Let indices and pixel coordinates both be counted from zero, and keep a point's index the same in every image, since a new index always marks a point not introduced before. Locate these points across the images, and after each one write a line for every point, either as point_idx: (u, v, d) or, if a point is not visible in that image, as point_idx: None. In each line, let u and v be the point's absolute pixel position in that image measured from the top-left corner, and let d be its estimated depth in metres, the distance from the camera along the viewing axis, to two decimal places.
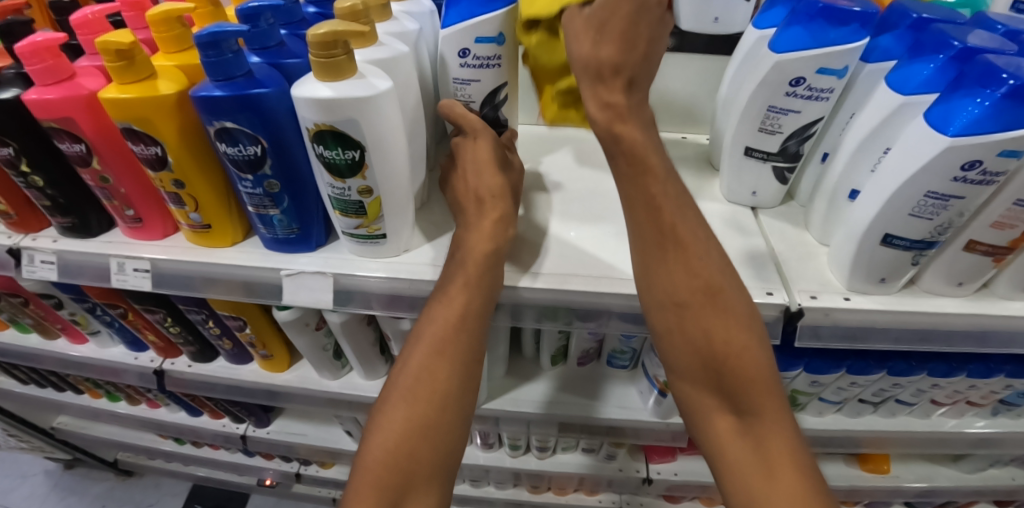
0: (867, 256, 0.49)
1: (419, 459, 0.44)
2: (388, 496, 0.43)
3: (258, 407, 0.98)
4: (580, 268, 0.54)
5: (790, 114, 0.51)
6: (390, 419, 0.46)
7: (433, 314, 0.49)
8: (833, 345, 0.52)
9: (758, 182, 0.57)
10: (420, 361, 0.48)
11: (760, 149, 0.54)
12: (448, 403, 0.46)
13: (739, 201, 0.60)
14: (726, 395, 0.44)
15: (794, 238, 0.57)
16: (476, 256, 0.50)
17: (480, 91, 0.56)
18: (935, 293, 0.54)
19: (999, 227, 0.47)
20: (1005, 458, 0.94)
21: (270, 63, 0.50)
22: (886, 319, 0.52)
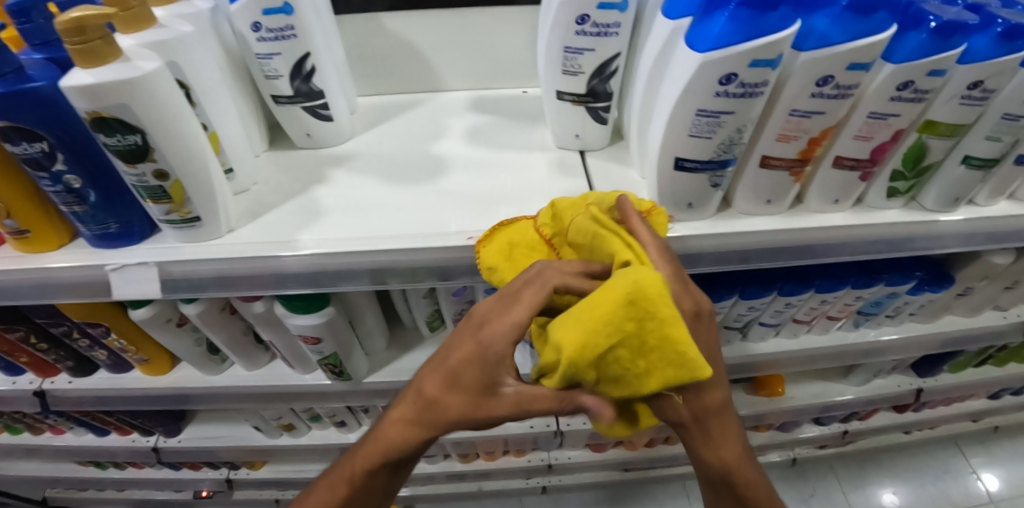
0: (670, 182, 0.50)
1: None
2: None
3: (166, 416, 0.96)
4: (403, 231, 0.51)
5: (587, 53, 0.51)
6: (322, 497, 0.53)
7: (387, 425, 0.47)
8: None
9: (580, 124, 0.57)
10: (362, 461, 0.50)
11: (569, 92, 0.55)
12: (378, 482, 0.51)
13: (568, 146, 0.60)
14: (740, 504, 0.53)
15: (622, 178, 0.57)
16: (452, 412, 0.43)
17: (286, 64, 0.55)
18: (751, 213, 0.56)
19: (784, 140, 0.49)
20: (887, 367, 1.01)
21: (50, 57, 0.48)
22: (703, 243, 0.53)
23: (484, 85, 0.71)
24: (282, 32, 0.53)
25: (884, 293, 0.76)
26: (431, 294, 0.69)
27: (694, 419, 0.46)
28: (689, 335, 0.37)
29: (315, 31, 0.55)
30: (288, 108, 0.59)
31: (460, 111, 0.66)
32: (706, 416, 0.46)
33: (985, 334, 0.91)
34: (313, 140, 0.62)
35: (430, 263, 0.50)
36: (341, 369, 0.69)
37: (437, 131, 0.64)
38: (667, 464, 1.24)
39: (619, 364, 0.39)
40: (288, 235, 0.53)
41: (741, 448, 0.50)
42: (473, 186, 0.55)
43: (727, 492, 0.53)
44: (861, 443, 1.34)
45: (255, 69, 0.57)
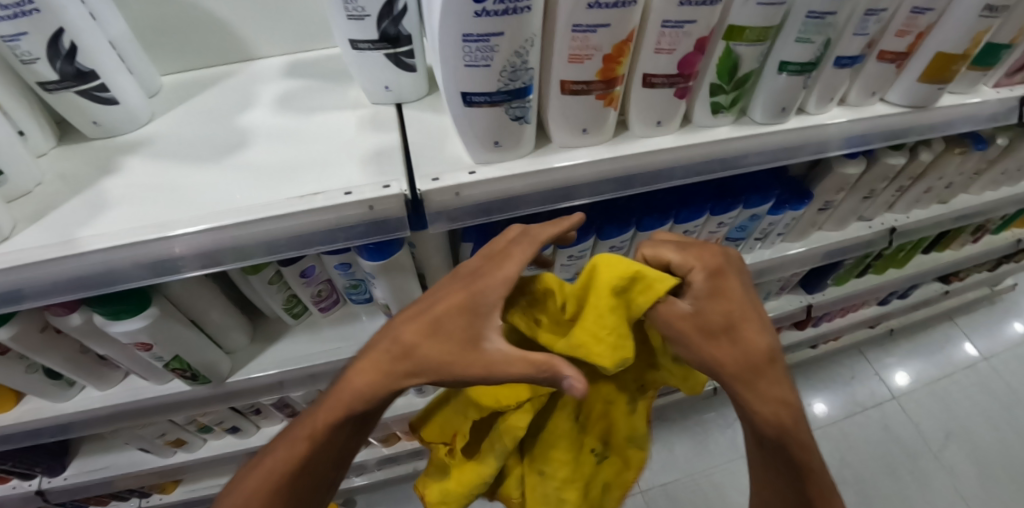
0: (465, 121, 0.45)
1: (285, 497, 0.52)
2: None
3: (43, 454, 0.88)
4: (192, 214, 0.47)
5: None
6: (257, 478, 0.52)
7: (342, 385, 0.51)
8: (469, 225, 0.49)
9: (383, 75, 0.54)
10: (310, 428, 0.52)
11: (363, 39, 0.51)
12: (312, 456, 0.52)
13: (380, 100, 0.57)
14: (781, 455, 0.52)
15: (435, 127, 0.54)
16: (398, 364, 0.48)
17: (39, 45, 0.47)
18: (571, 147, 0.50)
19: (576, 61, 0.44)
20: (776, 289, 1.01)
21: None
22: (520, 185, 0.49)
23: (303, 48, 0.67)
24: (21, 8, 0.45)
25: (745, 217, 0.73)
26: (279, 279, 0.66)
27: (730, 340, 0.48)
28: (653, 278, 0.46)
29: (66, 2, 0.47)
30: (59, 96, 0.52)
31: (271, 78, 0.63)
32: (739, 340, 0.48)
33: (856, 245, 0.92)
34: (102, 129, 0.56)
35: (225, 242, 0.47)
36: (193, 371, 0.66)
37: (248, 102, 0.60)
38: None
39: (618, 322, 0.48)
40: (66, 234, 0.47)
41: (790, 395, 0.50)
42: (274, 155, 0.53)
43: (782, 451, 0.51)
44: None
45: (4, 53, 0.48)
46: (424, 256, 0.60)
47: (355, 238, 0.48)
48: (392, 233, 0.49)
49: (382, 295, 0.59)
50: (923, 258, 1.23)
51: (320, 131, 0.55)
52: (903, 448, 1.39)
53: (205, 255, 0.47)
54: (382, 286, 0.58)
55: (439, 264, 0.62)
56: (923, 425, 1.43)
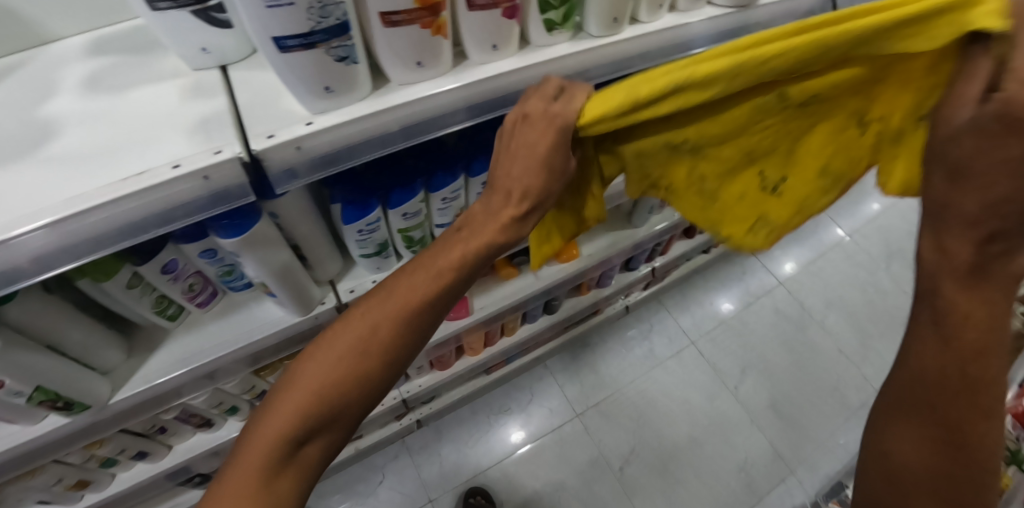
0: (287, 68, 0.43)
1: (348, 389, 0.51)
2: (312, 422, 0.50)
3: None
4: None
5: None
6: (315, 374, 0.51)
7: (415, 270, 0.54)
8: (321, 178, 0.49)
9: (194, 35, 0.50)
10: (374, 318, 0.52)
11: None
12: (382, 351, 0.52)
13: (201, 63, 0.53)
14: (996, 232, 0.45)
15: (266, 85, 0.50)
16: (465, 255, 0.54)
17: None
18: (411, 82, 0.50)
19: None
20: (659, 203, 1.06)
21: None
22: (364, 128, 0.48)
23: (105, 21, 0.59)
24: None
25: None
26: (139, 282, 0.60)
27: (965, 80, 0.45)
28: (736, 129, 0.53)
29: None
30: None
31: (70, 60, 0.55)
32: (961, 73, 0.45)
33: None
34: None
35: (47, 249, 0.41)
36: (66, 401, 0.60)
37: (48, 91, 0.53)
38: (522, 353, 1.30)
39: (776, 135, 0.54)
40: None
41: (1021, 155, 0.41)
42: (88, 141, 0.47)
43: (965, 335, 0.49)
44: (679, 272, 1.51)
45: None
46: (291, 221, 0.58)
47: (202, 212, 0.46)
48: (240, 198, 0.47)
49: (255, 272, 0.57)
50: None
51: (136, 108, 0.50)
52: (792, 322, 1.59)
53: (34, 263, 0.42)
54: (252, 264, 0.56)
55: (308, 228, 0.60)
56: (805, 299, 1.64)
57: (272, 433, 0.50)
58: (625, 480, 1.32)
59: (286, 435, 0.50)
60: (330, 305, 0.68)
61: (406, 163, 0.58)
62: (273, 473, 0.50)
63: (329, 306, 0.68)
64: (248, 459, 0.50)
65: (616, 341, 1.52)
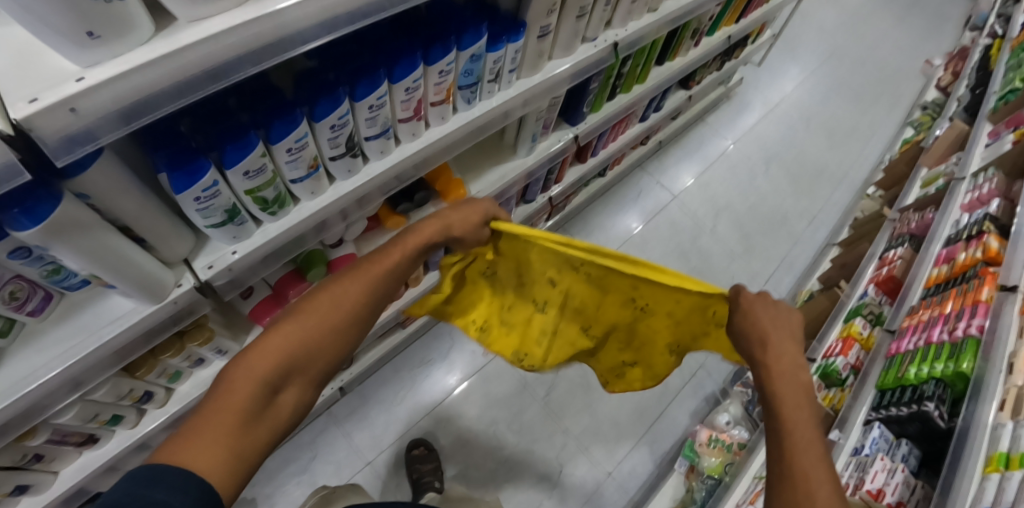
0: (27, 11, 0.34)
1: (320, 348, 0.55)
2: (286, 370, 0.52)
3: None
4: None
5: None
6: (292, 328, 0.54)
7: (383, 253, 0.62)
8: (119, 140, 0.43)
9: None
10: (346, 289, 0.58)
11: None
12: (357, 316, 0.58)
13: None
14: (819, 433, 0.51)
15: (23, 41, 0.43)
16: (425, 236, 0.65)
17: None
18: (204, 17, 0.43)
19: None
20: (540, 129, 1.07)
21: None
22: (156, 75, 0.42)
23: None
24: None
25: (466, 59, 0.70)
26: None
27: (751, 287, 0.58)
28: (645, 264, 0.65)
29: None
30: None
31: None
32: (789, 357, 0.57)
33: (587, 67, 0.99)
34: None
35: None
36: None
37: None
38: None
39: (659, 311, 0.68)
40: None
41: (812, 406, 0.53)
42: None
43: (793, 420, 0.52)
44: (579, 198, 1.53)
45: None
46: (108, 199, 0.51)
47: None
48: (14, 179, 0.39)
49: (78, 265, 0.50)
50: (660, 69, 1.35)
51: None
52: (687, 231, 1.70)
53: None
54: (74, 259, 0.50)
55: (134, 205, 0.54)
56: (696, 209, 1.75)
57: (250, 384, 0.49)
58: (552, 403, 1.39)
59: (264, 385, 0.50)
60: (190, 287, 0.64)
61: (236, 117, 0.54)
62: (252, 424, 0.48)
63: (188, 287, 0.64)
64: (221, 405, 0.47)
65: None
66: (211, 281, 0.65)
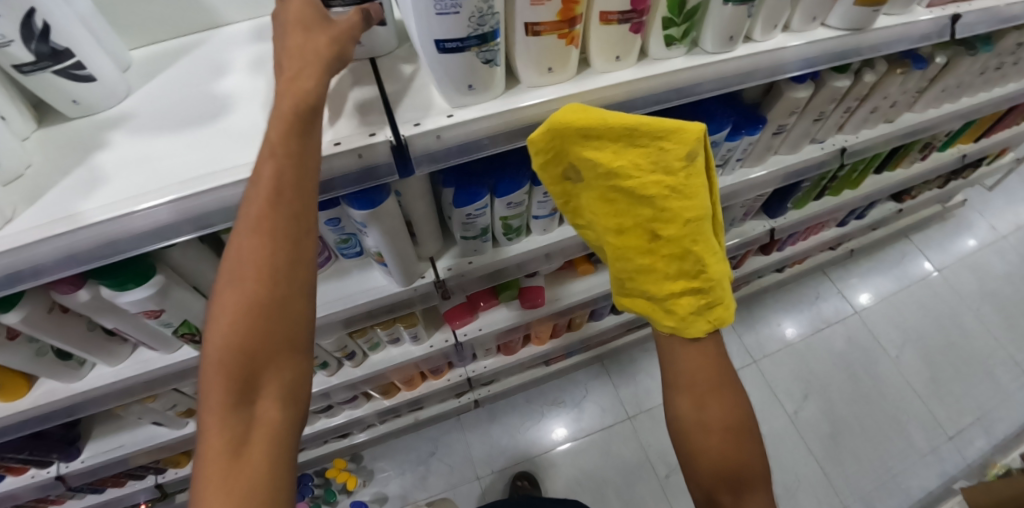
0: (441, 66, 0.49)
1: (257, 345, 0.43)
2: (236, 382, 0.42)
3: (55, 443, 0.90)
4: (174, 181, 0.50)
5: None
6: (220, 334, 0.42)
7: (239, 253, 0.42)
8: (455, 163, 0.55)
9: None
10: (232, 296, 0.42)
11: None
12: (276, 301, 0.43)
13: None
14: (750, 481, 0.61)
15: (411, 74, 0.57)
16: (268, 212, 0.42)
17: (12, 26, 0.46)
18: (539, 85, 0.57)
19: (538, 3, 0.49)
20: (740, 215, 1.09)
21: None
22: (496, 123, 0.54)
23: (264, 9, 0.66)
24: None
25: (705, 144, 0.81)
26: None
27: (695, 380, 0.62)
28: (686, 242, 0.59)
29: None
30: (37, 77, 0.52)
31: (241, 43, 0.62)
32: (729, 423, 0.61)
33: (809, 167, 1.00)
34: (83, 107, 0.57)
35: (196, 211, 0.49)
36: (203, 336, 0.69)
37: (219, 68, 0.60)
38: (582, 347, 1.35)
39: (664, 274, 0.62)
40: (68, 208, 0.49)
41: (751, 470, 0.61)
42: (258, 116, 0.54)
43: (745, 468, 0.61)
44: (749, 288, 1.48)
45: None
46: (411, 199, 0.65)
47: (341, 188, 0.52)
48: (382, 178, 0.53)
49: (375, 243, 0.64)
50: (877, 178, 1.28)
51: None
52: (862, 353, 1.53)
53: (195, 218, 0.50)
54: (374, 236, 0.63)
55: (422, 207, 0.68)
56: (879, 332, 1.57)
57: (216, 432, 0.41)
58: (669, 488, 1.33)
59: (229, 414, 0.41)
60: (429, 280, 0.76)
61: (516, 158, 0.66)
62: (234, 426, 0.42)
63: (428, 281, 0.76)
64: (209, 447, 0.41)
65: None
66: (446, 280, 0.77)
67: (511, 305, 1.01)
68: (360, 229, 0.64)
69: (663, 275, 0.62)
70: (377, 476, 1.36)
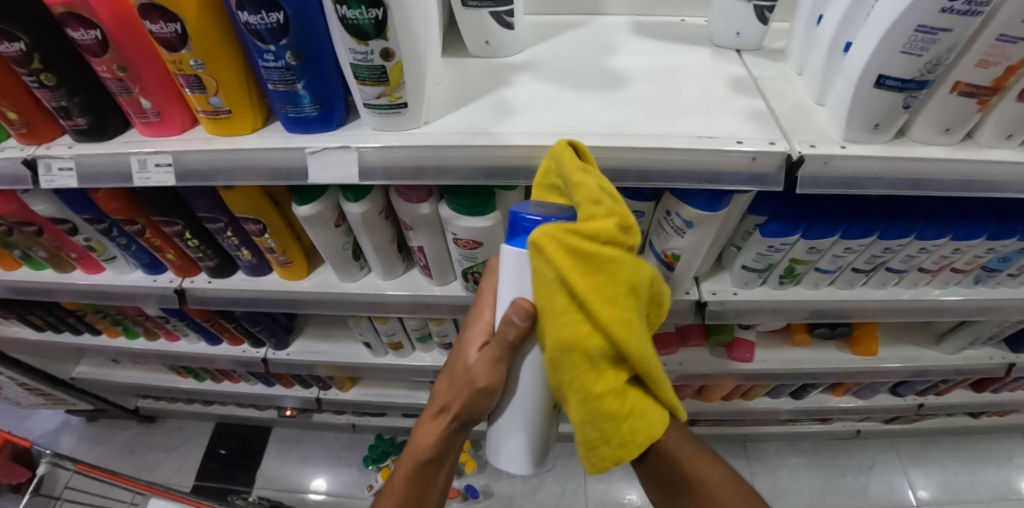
0: (864, 100, 0.53)
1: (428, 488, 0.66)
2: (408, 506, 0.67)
3: (278, 327, 1.01)
4: (576, 131, 0.54)
5: (943, 33, 0.46)
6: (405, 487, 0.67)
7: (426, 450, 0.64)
8: (831, 193, 0.56)
9: (743, 22, 0.64)
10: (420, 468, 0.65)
11: (894, 76, 0.51)
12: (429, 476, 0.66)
13: (726, 44, 0.67)
14: None
15: (794, 99, 0.61)
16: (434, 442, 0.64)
17: None
18: (926, 143, 0.58)
19: (983, 66, 0.52)
20: (986, 336, 0.98)
21: None
22: (881, 165, 0.56)
23: (642, 11, 0.71)
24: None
25: (1014, 248, 0.74)
26: None
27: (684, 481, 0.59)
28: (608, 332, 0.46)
29: None
30: (474, 13, 0.61)
31: (624, 32, 0.69)
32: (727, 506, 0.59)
33: None
34: (490, 49, 0.64)
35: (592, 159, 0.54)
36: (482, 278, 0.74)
37: (605, 47, 0.66)
38: (735, 419, 1.27)
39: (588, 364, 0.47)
40: (485, 128, 0.55)
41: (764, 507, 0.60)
42: (648, 98, 0.59)
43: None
44: (929, 419, 1.33)
45: None
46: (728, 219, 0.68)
47: (714, 183, 0.54)
48: (763, 187, 0.54)
49: (685, 244, 0.66)
50: None
51: (690, 84, 0.61)
52: None
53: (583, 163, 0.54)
54: (690, 238, 0.66)
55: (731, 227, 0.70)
56: None
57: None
58: None
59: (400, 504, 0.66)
60: (693, 298, 0.77)
61: (842, 208, 0.68)
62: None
63: (692, 298, 0.77)
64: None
65: (827, 462, 1.38)
66: (707, 303, 0.78)
67: (714, 351, 1.01)
68: (674, 229, 0.67)
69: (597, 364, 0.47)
70: (489, 469, 1.37)
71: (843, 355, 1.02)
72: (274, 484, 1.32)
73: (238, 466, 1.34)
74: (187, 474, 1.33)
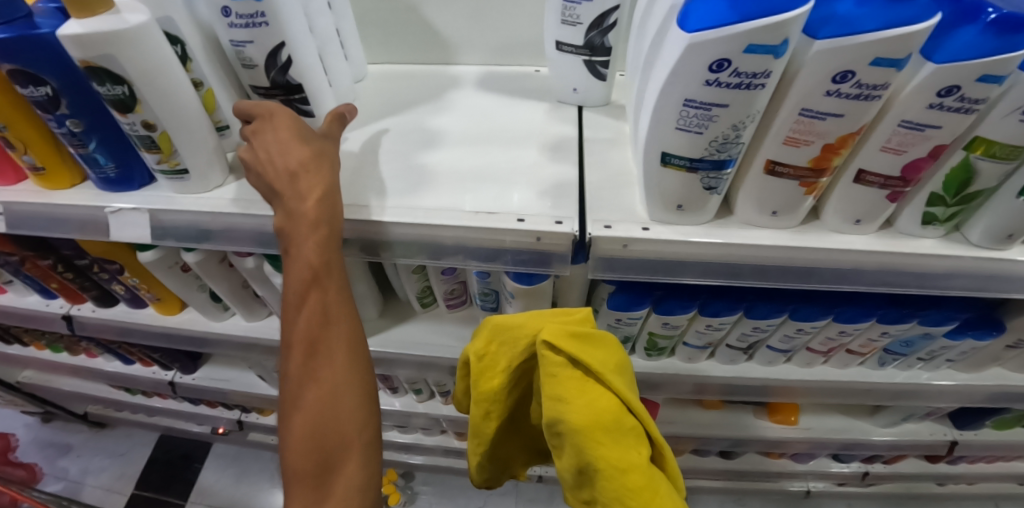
0: (656, 179, 0.47)
1: (331, 435, 0.46)
2: (313, 477, 0.45)
3: (182, 354, 1.02)
4: (360, 203, 0.52)
5: (716, 109, 0.40)
6: (297, 408, 0.47)
7: (308, 360, 0.47)
8: (636, 278, 0.51)
9: (577, 79, 0.59)
10: (305, 415, 0.46)
11: (679, 154, 0.45)
12: (329, 411, 0.46)
13: (566, 100, 0.62)
14: None
15: (617, 166, 0.56)
16: (317, 369, 0.47)
17: (260, 53, 0.51)
18: (754, 224, 0.52)
19: (792, 144, 0.45)
20: (921, 413, 0.89)
21: (12, 35, 0.46)
22: (691, 250, 0.50)
23: (496, 61, 0.68)
24: (254, 19, 0.48)
25: (915, 332, 0.66)
26: (423, 271, 0.71)
27: None
28: (617, 423, 0.42)
29: (300, 32, 0.52)
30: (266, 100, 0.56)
31: (466, 86, 0.65)
32: None
33: None
34: None
35: (368, 233, 0.51)
36: None
37: (438, 103, 0.63)
38: None
39: (614, 457, 0.41)
40: None
41: None
42: (450, 164, 0.55)
43: None
44: (889, 487, 1.22)
45: (231, 56, 0.53)
46: (565, 293, 0.64)
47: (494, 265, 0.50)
48: (550, 268, 0.50)
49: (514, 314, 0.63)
50: None
51: (507, 146, 0.57)
52: None
53: (360, 236, 0.52)
54: (518, 307, 0.62)
55: (574, 300, 0.66)
56: None
57: None
58: None
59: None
60: None
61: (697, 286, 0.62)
62: None
63: None
64: None
65: None
66: None
67: None
68: (507, 298, 0.63)
69: (620, 457, 0.41)
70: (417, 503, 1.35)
71: (760, 423, 0.95)
72: (207, 499, 1.35)
73: (175, 478, 1.38)
74: (127, 481, 1.38)
